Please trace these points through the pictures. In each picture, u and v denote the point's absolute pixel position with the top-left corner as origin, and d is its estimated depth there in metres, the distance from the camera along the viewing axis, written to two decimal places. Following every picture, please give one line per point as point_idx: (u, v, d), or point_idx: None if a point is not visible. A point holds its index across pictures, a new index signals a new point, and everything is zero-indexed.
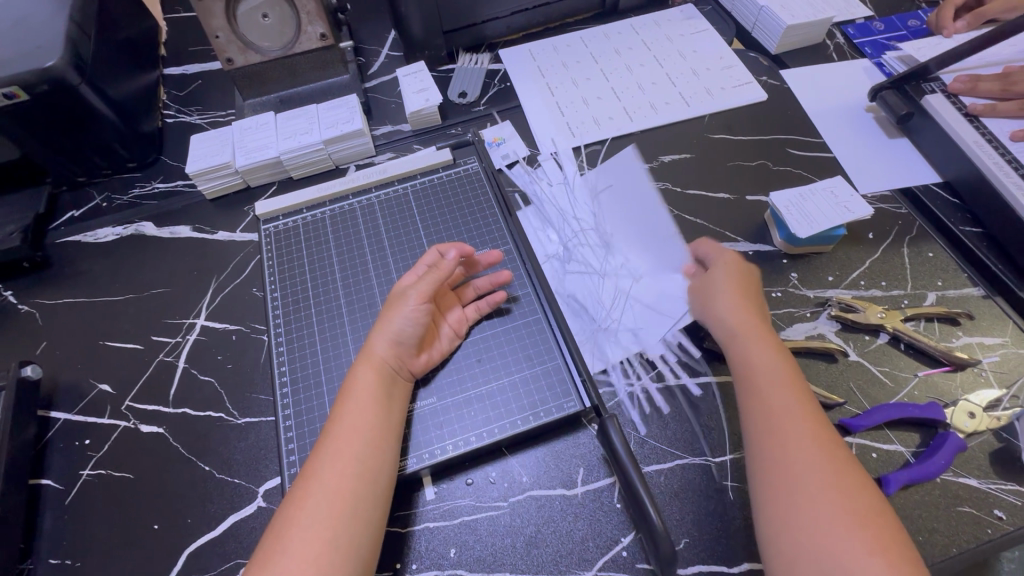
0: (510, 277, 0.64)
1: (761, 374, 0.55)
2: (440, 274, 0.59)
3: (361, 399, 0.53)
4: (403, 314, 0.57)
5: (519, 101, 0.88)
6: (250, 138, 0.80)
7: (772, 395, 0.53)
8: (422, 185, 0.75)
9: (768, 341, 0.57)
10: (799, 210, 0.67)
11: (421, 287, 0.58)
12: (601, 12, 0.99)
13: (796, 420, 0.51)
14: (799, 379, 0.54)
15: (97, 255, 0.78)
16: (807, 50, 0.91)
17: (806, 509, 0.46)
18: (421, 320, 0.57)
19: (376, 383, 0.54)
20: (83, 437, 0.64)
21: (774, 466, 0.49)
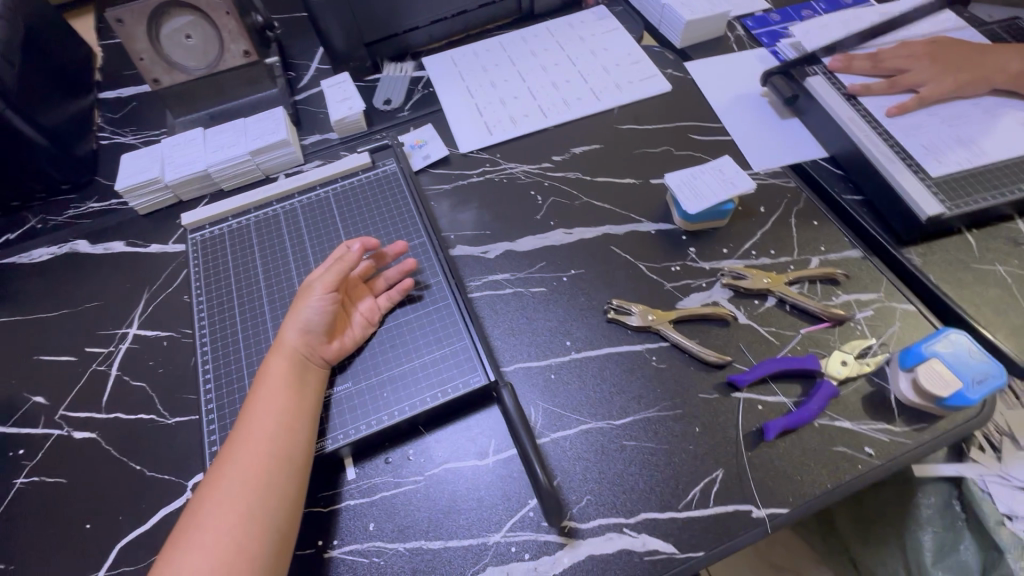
0: (415, 264, 0.69)
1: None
2: (345, 264, 0.63)
3: (273, 383, 0.57)
4: (310, 303, 0.61)
5: (440, 105, 0.93)
6: (179, 154, 0.84)
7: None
8: (342, 188, 0.79)
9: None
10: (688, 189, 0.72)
11: (326, 279, 0.62)
12: (519, 17, 1.05)
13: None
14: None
15: (32, 275, 0.80)
16: (710, 43, 0.98)
17: None
18: (328, 310, 0.61)
19: (286, 369, 0.58)
20: (16, 448, 0.66)
21: None
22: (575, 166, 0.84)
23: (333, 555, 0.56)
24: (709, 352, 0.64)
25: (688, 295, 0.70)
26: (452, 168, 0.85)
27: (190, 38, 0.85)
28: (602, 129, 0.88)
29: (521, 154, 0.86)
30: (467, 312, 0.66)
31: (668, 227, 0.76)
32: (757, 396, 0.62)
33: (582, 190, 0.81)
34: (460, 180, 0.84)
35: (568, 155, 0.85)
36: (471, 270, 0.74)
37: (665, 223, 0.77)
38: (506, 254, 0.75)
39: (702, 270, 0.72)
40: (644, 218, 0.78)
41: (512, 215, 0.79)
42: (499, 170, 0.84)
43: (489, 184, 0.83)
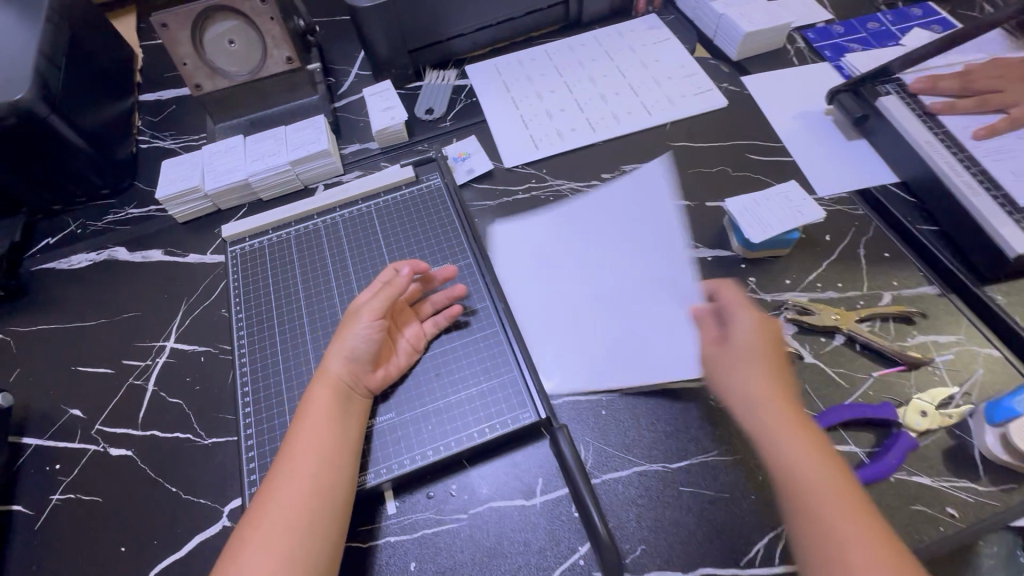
0: (465, 290, 0.66)
1: (772, 423, 0.51)
2: (393, 290, 0.61)
3: (317, 415, 0.55)
4: (358, 329, 0.59)
5: (484, 116, 0.90)
6: (219, 162, 0.82)
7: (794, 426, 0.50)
8: (385, 203, 0.76)
9: (806, 434, 0.50)
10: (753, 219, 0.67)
11: (374, 304, 0.60)
12: (566, 24, 1.01)
13: (827, 473, 0.47)
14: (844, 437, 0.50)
15: (71, 282, 0.80)
16: (768, 56, 0.93)
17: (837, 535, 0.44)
18: (376, 337, 0.59)
19: (331, 400, 0.56)
20: (53, 463, 0.65)
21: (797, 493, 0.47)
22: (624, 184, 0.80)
23: None
24: None
25: None
26: (496, 183, 0.82)
27: (233, 43, 0.83)
28: (653, 146, 0.84)
29: (569, 171, 0.82)
30: (516, 340, 0.63)
31: (725, 254, 0.72)
32: (826, 444, 0.57)
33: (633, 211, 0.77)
34: (505, 197, 0.80)
35: (618, 173, 0.81)
36: (516, 293, 0.71)
37: (722, 250, 0.72)
38: (552, 276, 0.72)
39: (764, 302, 0.67)
40: (700, 243, 0.74)
41: (562, 234, 0.75)
42: (546, 187, 0.81)
43: (535, 202, 0.79)
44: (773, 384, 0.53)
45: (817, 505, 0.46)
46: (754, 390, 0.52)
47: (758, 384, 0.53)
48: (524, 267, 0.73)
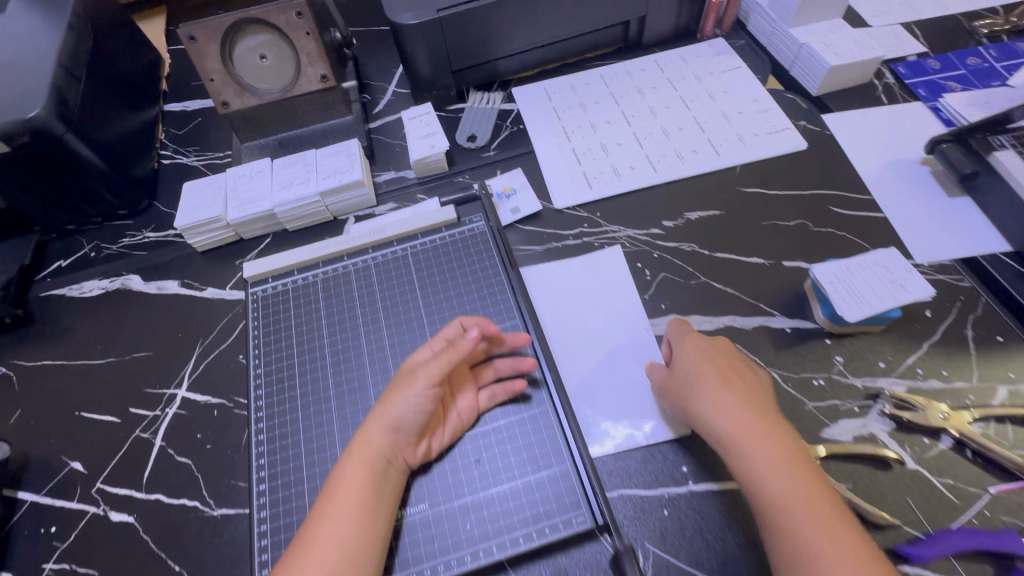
0: (533, 365, 0.57)
1: (745, 446, 0.51)
2: (455, 354, 0.52)
3: (347, 495, 0.48)
4: (407, 399, 0.51)
5: (532, 146, 0.82)
6: (244, 188, 0.76)
7: (757, 450, 0.50)
8: (423, 246, 0.69)
9: (771, 446, 0.50)
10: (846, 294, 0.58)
11: (430, 371, 0.52)
12: (623, 46, 0.93)
13: (796, 491, 0.48)
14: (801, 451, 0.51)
15: (81, 312, 0.74)
16: (852, 91, 0.83)
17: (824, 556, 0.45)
18: (424, 410, 0.51)
19: (365, 479, 0.49)
20: (49, 523, 0.59)
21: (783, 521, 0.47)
22: (688, 235, 0.71)
23: None
24: (870, 506, 0.51)
25: (835, 420, 0.57)
26: (544, 225, 0.74)
27: (264, 58, 0.77)
28: (721, 191, 0.75)
29: (625, 215, 0.74)
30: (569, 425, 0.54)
31: (806, 325, 0.63)
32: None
33: (698, 267, 0.69)
34: (553, 242, 0.72)
35: (681, 221, 0.73)
36: (565, 359, 0.62)
37: (802, 320, 0.63)
38: (607, 341, 0.63)
39: (854, 389, 0.58)
40: (776, 310, 0.65)
41: (616, 293, 0.67)
42: (599, 232, 0.73)
43: (587, 249, 0.71)
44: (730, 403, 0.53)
45: (801, 523, 0.46)
46: (719, 416, 0.52)
47: (716, 406, 0.53)
48: (575, 329, 0.64)
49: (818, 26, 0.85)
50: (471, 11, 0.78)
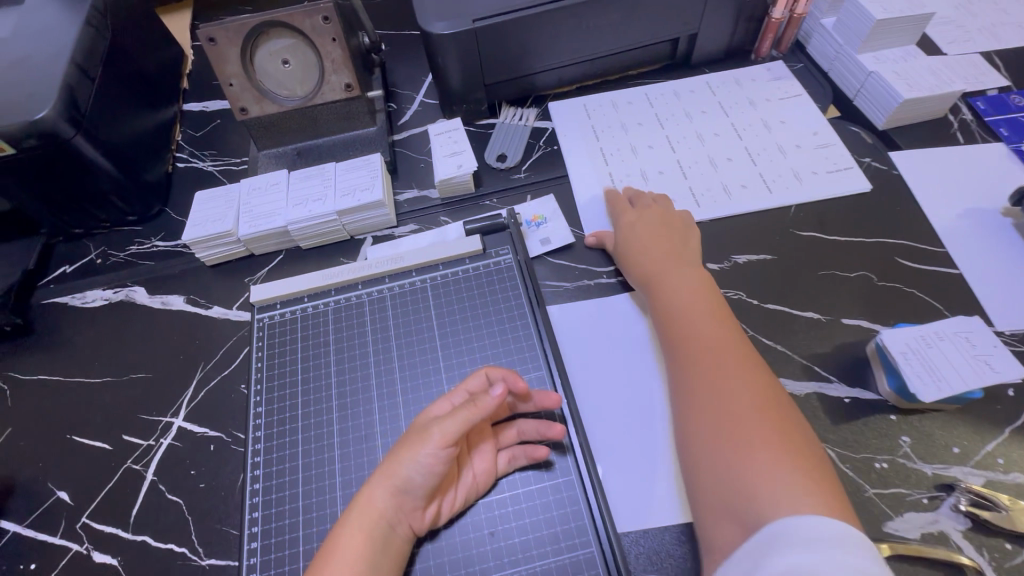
0: (563, 433, 0.50)
1: (659, 287, 0.59)
2: (476, 413, 0.45)
3: (343, 563, 0.42)
4: (422, 455, 0.44)
5: (567, 170, 0.76)
6: (258, 201, 0.71)
7: (690, 320, 0.55)
8: (444, 278, 0.63)
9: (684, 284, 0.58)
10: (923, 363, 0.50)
11: (445, 428, 0.45)
12: (669, 65, 0.86)
13: (706, 330, 0.54)
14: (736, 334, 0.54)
15: (82, 324, 0.70)
16: (924, 126, 0.75)
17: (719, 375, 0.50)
18: (436, 471, 0.44)
19: (365, 547, 0.43)
20: (29, 559, 0.55)
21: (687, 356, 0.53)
22: (736, 280, 0.65)
23: None
24: None
25: (900, 513, 0.50)
26: (576, 259, 0.68)
27: (287, 64, 0.72)
28: (774, 232, 0.68)
29: None
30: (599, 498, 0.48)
31: (868, 396, 0.56)
32: None
33: (746, 319, 0.62)
34: (585, 279, 0.66)
35: (728, 264, 0.66)
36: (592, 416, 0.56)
37: (862, 389, 0.56)
38: (641, 400, 0.56)
39: (922, 477, 0.51)
40: (833, 375, 0.58)
41: (653, 343, 0.60)
42: None
43: (623, 291, 0.65)
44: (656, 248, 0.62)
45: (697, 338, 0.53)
46: (639, 253, 0.62)
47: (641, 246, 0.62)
48: (607, 382, 0.58)
49: (889, 53, 0.77)
50: (510, 22, 0.72)
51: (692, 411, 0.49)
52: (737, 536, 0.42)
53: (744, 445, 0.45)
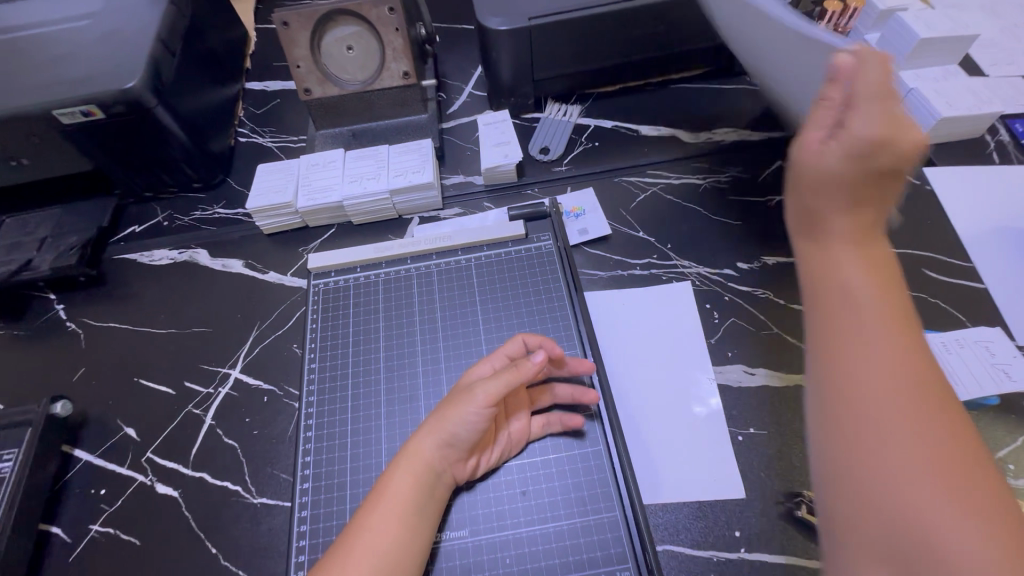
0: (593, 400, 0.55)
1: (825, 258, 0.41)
2: (518, 376, 0.49)
3: (390, 508, 0.46)
4: (471, 410, 0.48)
5: (607, 167, 0.80)
6: (316, 176, 0.76)
7: (867, 341, 0.36)
8: (488, 259, 0.67)
9: (875, 274, 0.39)
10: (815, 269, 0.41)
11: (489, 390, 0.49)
12: (712, 71, 0.89)
13: (889, 350, 0.36)
14: (936, 367, 0.35)
15: (149, 279, 0.76)
16: (960, 145, 0.77)
17: (900, 413, 0.34)
18: (480, 423, 0.48)
19: (411, 494, 0.47)
20: (99, 486, 0.61)
21: (842, 369, 0.37)
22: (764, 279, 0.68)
23: None
24: None
25: None
26: (611, 250, 0.72)
27: (351, 50, 0.77)
28: None
29: (697, 251, 0.71)
30: (624, 467, 0.52)
31: None
32: None
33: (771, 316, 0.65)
34: (618, 269, 0.70)
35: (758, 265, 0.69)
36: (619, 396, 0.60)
37: None
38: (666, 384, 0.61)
39: None
40: None
41: (680, 334, 0.64)
42: (670, 266, 0.70)
43: (654, 284, 0.68)
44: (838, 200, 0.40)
45: (875, 357, 0.36)
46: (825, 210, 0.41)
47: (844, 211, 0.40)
48: (635, 366, 0.62)
49: (931, 71, 0.79)
50: (562, 21, 0.76)
51: (830, 425, 0.36)
52: None
53: (921, 500, 0.31)
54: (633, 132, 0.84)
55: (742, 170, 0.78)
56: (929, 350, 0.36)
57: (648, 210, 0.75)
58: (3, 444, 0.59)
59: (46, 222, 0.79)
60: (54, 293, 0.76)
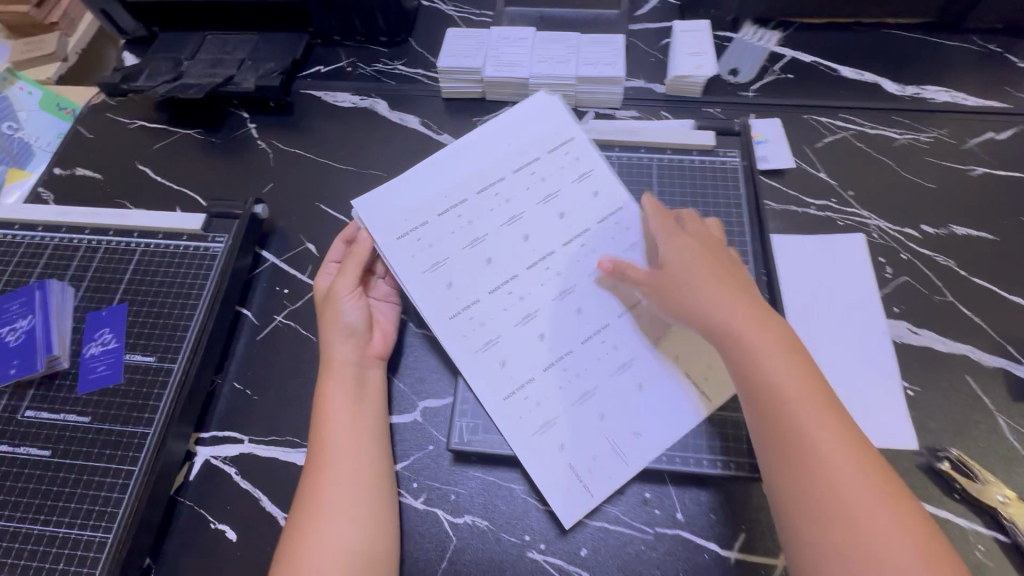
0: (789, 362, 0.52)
1: (758, 372, 0.46)
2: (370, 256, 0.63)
3: (340, 370, 0.56)
4: (345, 305, 0.58)
5: (797, 102, 0.76)
6: (506, 50, 0.76)
7: (819, 444, 0.44)
8: (671, 162, 0.66)
9: (803, 377, 0.46)
10: (518, 143, 0.61)
11: (351, 273, 0.59)
12: (936, 23, 0.81)
13: (823, 429, 0.44)
14: (830, 403, 0.46)
15: (332, 118, 0.81)
16: None
17: (813, 433, 0.44)
18: (364, 311, 0.59)
19: (353, 351, 0.58)
20: (282, 286, 0.68)
21: (794, 440, 0.44)
22: (948, 246, 0.65)
23: (535, 559, 0.52)
24: None
25: None
26: (787, 184, 0.70)
27: None
28: (1002, 216, 0.66)
29: (879, 204, 0.68)
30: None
31: None
32: None
33: (949, 285, 0.63)
34: (793, 204, 0.68)
35: (944, 232, 0.66)
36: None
37: None
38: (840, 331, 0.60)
39: None
40: None
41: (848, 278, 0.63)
42: (848, 212, 0.68)
43: (829, 227, 0.67)
44: (751, 313, 0.49)
45: (818, 447, 0.44)
46: (715, 309, 0.49)
47: (739, 305, 0.49)
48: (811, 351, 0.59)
49: None
50: None
51: (786, 468, 0.44)
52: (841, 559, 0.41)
53: (835, 465, 0.43)
54: (832, 72, 0.79)
55: (947, 133, 0.73)
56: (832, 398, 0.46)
57: (834, 154, 0.72)
58: (216, 229, 0.66)
59: (243, 46, 0.83)
60: (246, 112, 0.82)
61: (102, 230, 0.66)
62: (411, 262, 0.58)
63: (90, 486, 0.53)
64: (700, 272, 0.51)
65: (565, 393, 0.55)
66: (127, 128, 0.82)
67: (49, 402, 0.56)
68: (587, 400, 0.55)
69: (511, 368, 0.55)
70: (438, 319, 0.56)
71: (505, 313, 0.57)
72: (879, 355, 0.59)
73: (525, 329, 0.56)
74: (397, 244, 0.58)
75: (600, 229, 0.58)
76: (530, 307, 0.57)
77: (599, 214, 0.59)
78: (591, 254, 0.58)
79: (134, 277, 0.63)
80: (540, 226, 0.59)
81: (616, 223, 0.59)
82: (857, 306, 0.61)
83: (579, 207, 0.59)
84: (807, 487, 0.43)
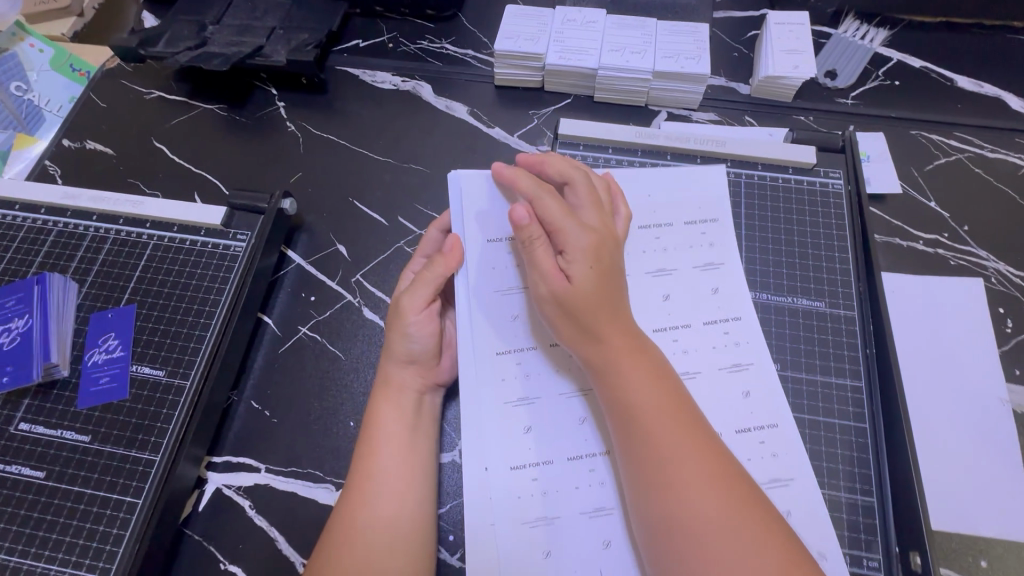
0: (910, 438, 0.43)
1: (596, 340, 0.43)
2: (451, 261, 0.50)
3: (394, 394, 0.49)
4: (412, 326, 0.49)
5: (904, 115, 0.66)
6: (573, 35, 0.67)
7: (642, 407, 0.40)
8: (762, 180, 0.57)
9: (636, 353, 0.42)
10: (656, 199, 0.55)
11: (427, 283, 0.49)
12: None
13: (653, 401, 0.40)
14: (662, 384, 0.42)
15: (369, 100, 0.72)
16: None
17: (637, 395, 0.41)
18: (430, 329, 0.50)
19: (414, 375, 0.50)
20: (309, 292, 0.60)
21: (635, 419, 0.40)
22: None
23: None
24: None
25: None
26: (890, 213, 0.60)
27: None
28: None
29: (1000, 242, 0.59)
30: (902, 455, 0.44)
31: None
32: None
33: None
34: (897, 236, 0.59)
35: None
36: (801, 372, 0.49)
37: None
38: (950, 393, 0.52)
39: None
40: None
41: (961, 330, 0.54)
42: (963, 251, 0.58)
43: (938, 268, 0.58)
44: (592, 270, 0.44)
45: (640, 410, 0.40)
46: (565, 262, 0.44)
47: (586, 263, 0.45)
48: (916, 416, 0.51)
49: None
50: None
51: (627, 443, 0.40)
52: (662, 540, 0.38)
53: (662, 443, 0.39)
54: (946, 81, 0.68)
55: None
56: (665, 375, 0.42)
57: (945, 179, 0.62)
58: (238, 223, 0.58)
59: (274, 11, 0.74)
60: (275, 88, 0.73)
61: (112, 218, 0.59)
62: (487, 274, 0.51)
63: (87, 517, 0.47)
64: (588, 252, 0.44)
65: (577, 496, 0.46)
66: (144, 98, 0.74)
67: (46, 416, 0.50)
68: (599, 516, 0.45)
69: (533, 440, 0.47)
70: (483, 352, 0.49)
71: (555, 375, 0.49)
72: (998, 426, 0.50)
73: (568, 404, 0.48)
74: (485, 245, 0.52)
75: (704, 331, 0.50)
76: (584, 381, 0.49)
77: (710, 315, 0.50)
78: (681, 355, 0.49)
79: (145, 275, 0.56)
80: (639, 300, 0.51)
81: (724, 333, 0.50)
82: (974, 367, 0.53)
83: (686, 299, 0.51)
84: (647, 508, 0.39)
